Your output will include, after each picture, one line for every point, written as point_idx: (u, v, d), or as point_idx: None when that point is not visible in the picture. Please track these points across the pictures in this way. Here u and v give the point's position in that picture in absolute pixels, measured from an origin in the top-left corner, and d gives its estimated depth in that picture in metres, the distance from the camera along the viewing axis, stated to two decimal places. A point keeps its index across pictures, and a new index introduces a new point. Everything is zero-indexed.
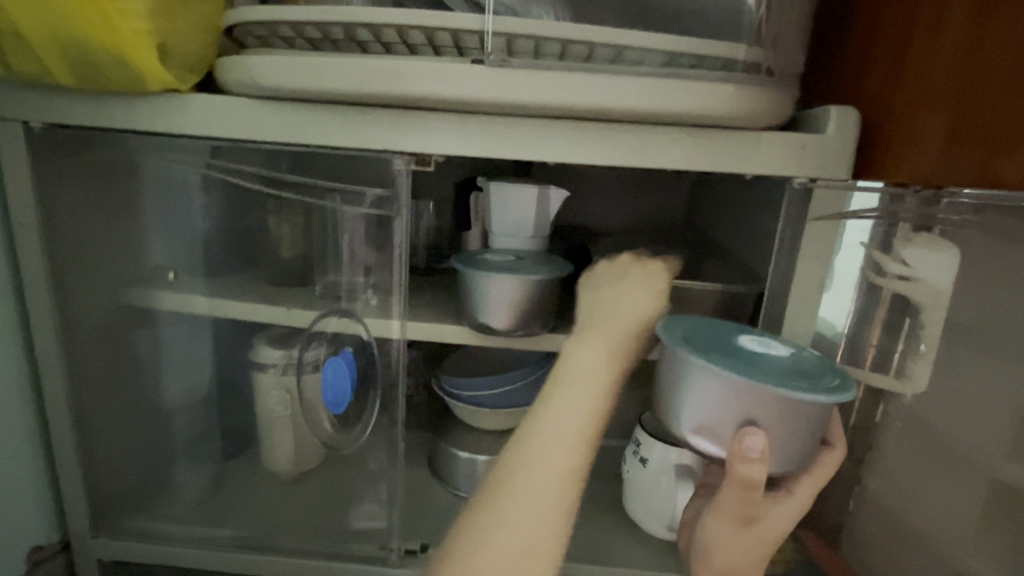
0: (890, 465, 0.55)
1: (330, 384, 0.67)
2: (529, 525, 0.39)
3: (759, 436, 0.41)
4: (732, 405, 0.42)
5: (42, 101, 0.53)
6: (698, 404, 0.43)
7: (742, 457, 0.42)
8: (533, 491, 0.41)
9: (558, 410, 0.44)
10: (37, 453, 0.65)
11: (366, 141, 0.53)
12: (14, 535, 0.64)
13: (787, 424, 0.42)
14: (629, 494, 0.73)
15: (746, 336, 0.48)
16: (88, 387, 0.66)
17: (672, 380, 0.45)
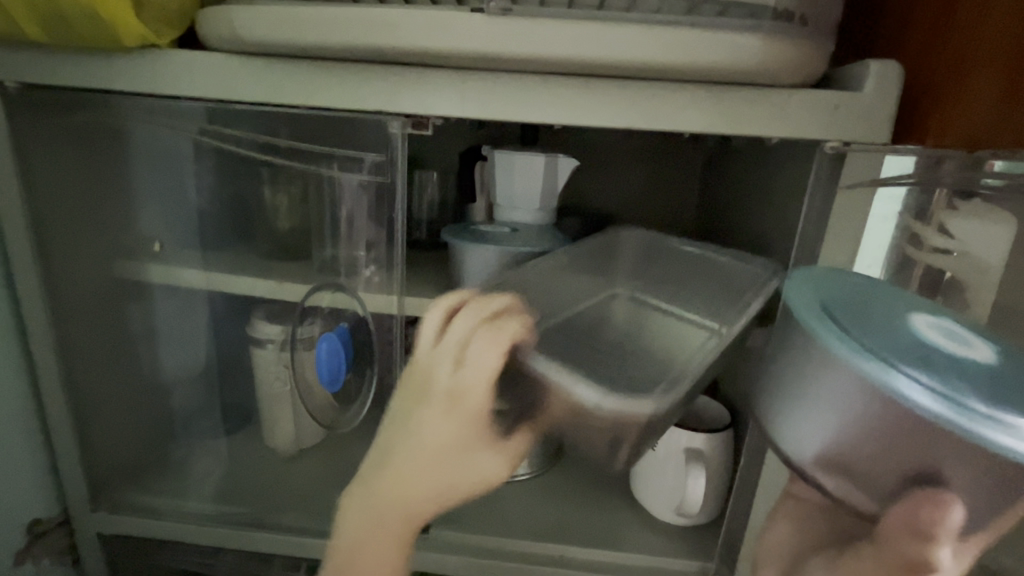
0: None
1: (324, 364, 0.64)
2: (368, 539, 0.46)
3: (952, 510, 0.28)
4: (898, 446, 0.29)
5: (14, 60, 0.50)
6: (838, 431, 0.31)
7: (921, 536, 0.29)
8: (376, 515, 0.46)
9: (412, 434, 0.46)
10: (32, 426, 0.64)
11: (358, 101, 0.49)
12: (13, 507, 0.64)
13: (996, 486, 0.28)
14: (635, 477, 0.71)
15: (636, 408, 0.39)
16: (80, 361, 0.64)
17: (806, 385, 0.33)
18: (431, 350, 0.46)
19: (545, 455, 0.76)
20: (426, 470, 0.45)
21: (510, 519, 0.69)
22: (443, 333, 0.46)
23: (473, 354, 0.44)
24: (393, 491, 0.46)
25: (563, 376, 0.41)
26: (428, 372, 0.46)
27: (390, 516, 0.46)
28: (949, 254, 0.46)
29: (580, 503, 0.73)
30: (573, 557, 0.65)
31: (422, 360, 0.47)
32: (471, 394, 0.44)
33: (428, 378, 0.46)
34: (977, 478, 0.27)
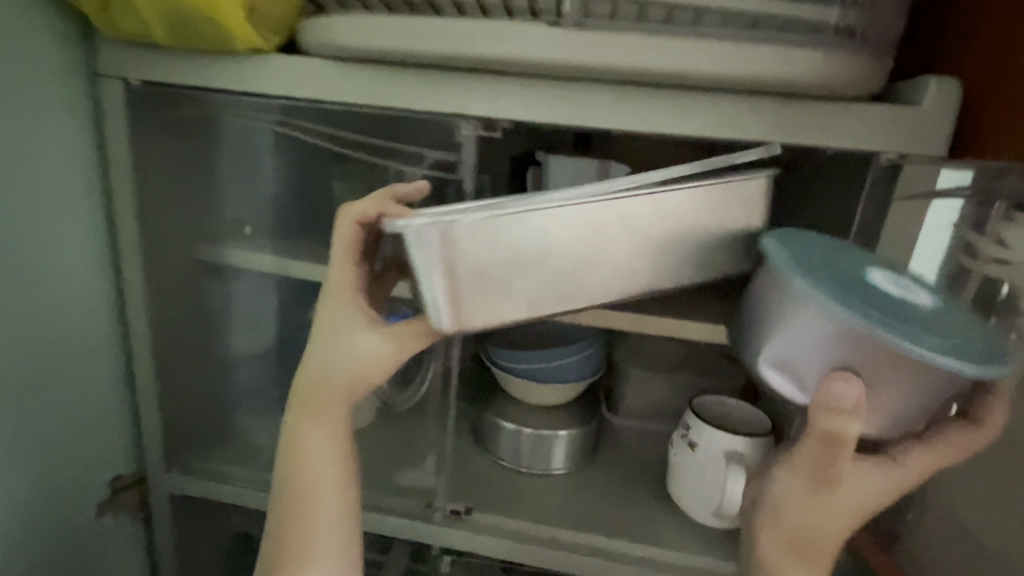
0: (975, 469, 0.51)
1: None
2: (309, 519, 0.49)
3: (851, 385, 0.38)
4: (830, 348, 0.39)
5: (140, 60, 0.57)
6: (789, 338, 0.41)
7: (829, 407, 0.39)
8: (315, 496, 0.49)
9: (310, 431, 0.49)
10: (119, 390, 0.71)
11: (437, 104, 0.54)
12: (100, 462, 0.70)
13: (900, 380, 0.39)
14: (672, 477, 0.72)
15: (472, 316, 0.39)
16: (167, 332, 0.71)
17: (770, 302, 0.42)
18: (309, 372, 0.49)
19: (582, 451, 0.79)
20: (332, 472, 0.50)
21: (547, 508, 0.71)
22: (331, 301, 0.49)
23: (343, 347, 0.48)
24: (296, 489, 0.49)
25: (427, 259, 0.38)
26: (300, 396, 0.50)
27: (301, 517, 0.49)
28: (1007, 265, 0.46)
29: (617, 499, 0.74)
30: (608, 549, 0.67)
31: (302, 383, 0.50)
32: (330, 389, 0.49)
33: (315, 383, 0.49)
34: (882, 371, 0.39)
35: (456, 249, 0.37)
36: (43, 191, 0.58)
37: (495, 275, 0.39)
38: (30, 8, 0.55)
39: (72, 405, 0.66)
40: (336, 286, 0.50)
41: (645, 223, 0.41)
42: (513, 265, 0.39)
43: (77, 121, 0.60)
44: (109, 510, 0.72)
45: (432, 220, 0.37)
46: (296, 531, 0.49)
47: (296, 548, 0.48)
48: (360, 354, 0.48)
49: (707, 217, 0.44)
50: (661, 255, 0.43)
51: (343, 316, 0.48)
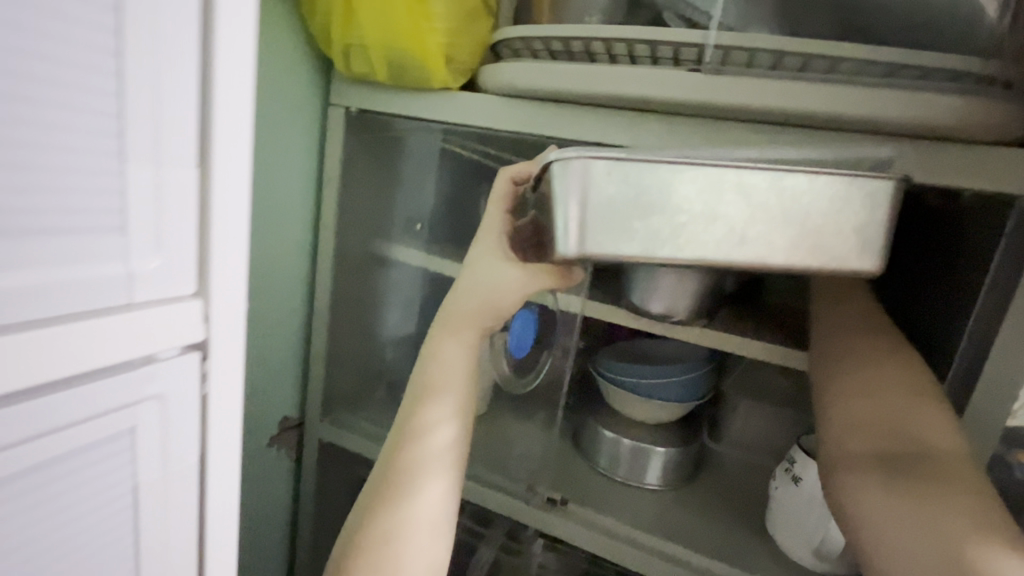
0: None
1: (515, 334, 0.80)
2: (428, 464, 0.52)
3: None
4: None
5: (362, 94, 0.75)
6: None
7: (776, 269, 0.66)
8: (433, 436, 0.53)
9: (446, 377, 0.55)
10: (298, 348, 0.89)
11: (584, 134, 0.64)
12: (277, 403, 0.88)
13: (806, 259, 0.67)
14: (772, 512, 0.72)
15: (597, 247, 0.37)
16: (339, 306, 0.88)
17: None
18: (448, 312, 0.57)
19: (678, 472, 0.81)
20: (450, 411, 0.54)
21: (638, 515, 0.75)
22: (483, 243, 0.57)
23: (479, 282, 0.55)
24: (412, 425, 0.53)
25: (564, 188, 0.37)
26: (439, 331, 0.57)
27: (411, 440, 0.53)
28: None
29: (710, 521, 0.76)
30: (697, 565, 0.69)
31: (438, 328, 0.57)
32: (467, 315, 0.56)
33: (455, 320, 0.56)
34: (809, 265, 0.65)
35: (589, 183, 0.37)
36: (280, 186, 0.79)
37: (619, 215, 0.37)
38: (295, 57, 0.76)
39: (266, 353, 0.84)
40: (488, 228, 0.58)
41: (785, 199, 0.37)
42: (639, 209, 0.37)
43: (307, 137, 0.80)
44: (276, 443, 0.90)
45: (576, 152, 0.37)
46: (413, 458, 0.52)
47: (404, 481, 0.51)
48: (497, 285, 0.55)
49: (856, 211, 0.38)
50: (803, 239, 0.37)
51: (488, 255, 0.56)
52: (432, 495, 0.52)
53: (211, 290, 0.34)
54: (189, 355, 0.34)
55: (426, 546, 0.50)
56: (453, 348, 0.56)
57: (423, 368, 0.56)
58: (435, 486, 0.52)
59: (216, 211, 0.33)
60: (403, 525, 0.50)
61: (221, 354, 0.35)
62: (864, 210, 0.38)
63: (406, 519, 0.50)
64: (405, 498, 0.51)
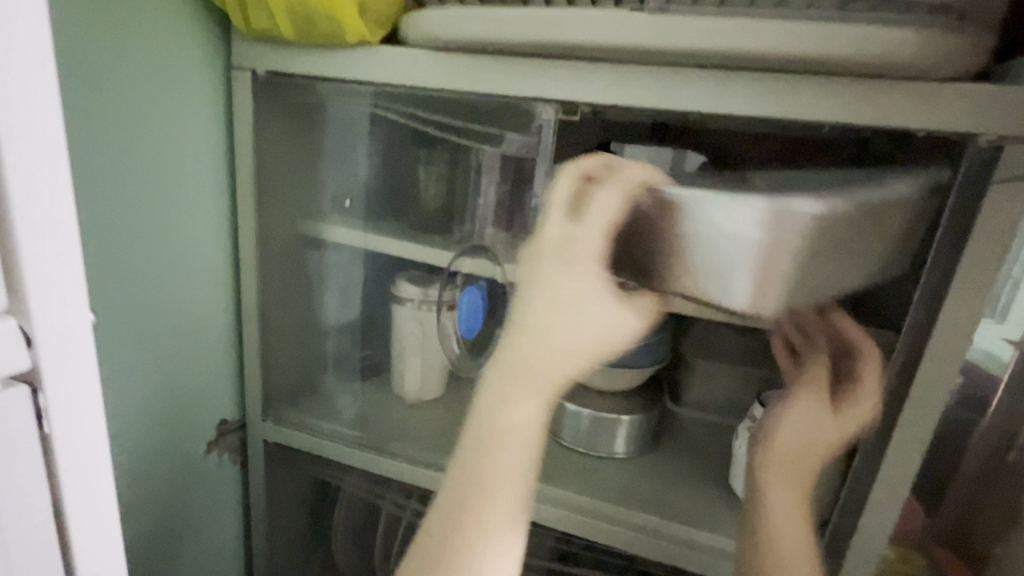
0: None
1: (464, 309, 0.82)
2: (484, 497, 0.47)
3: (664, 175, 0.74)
4: None
5: (267, 53, 0.66)
6: None
7: None
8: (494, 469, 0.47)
9: (523, 417, 0.47)
10: (229, 344, 0.81)
11: (521, 89, 0.58)
12: (212, 407, 0.81)
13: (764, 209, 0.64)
14: (737, 470, 0.71)
15: (767, 295, 0.41)
16: (271, 297, 0.80)
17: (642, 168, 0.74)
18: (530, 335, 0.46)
19: (642, 438, 0.80)
20: (526, 450, 0.48)
21: (604, 486, 0.73)
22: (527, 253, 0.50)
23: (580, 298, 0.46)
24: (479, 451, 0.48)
25: (698, 233, 0.42)
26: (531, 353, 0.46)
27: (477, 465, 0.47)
28: None
29: (676, 485, 0.75)
30: (665, 532, 0.68)
31: (515, 347, 0.47)
32: (536, 367, 0.47)
33: (551, 344, 0.46)
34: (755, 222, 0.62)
35: (705, 219, 0.41)
36: (184, 167, 0.69)
37: (727, 256, 0.41)
38: (183, 13, 0.65)
39: (191, 354, 0.76)
40: (545, 245, 0.47)
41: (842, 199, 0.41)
42: (776, 253, 0.40)
43: (210, 108, 0.70)
44: (215, 450, 0.83)
45: (691, 194, 0.43)
46: (485, 488, 0.47)
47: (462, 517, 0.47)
48: (592, 300, 0.46)
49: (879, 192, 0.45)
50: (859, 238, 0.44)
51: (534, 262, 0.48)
52: (497, 524, 0.47)
53: (28, 305, 0.27)
54: (15, 387, 0.28)
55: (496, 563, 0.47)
56: (523, 398, 0.47)
57: (477, 400, 0.49)
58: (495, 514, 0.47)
59: (25, 206, 0.26)
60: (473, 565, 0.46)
61: (56, 380, 0.29)
62: (894, 197, 0.45)
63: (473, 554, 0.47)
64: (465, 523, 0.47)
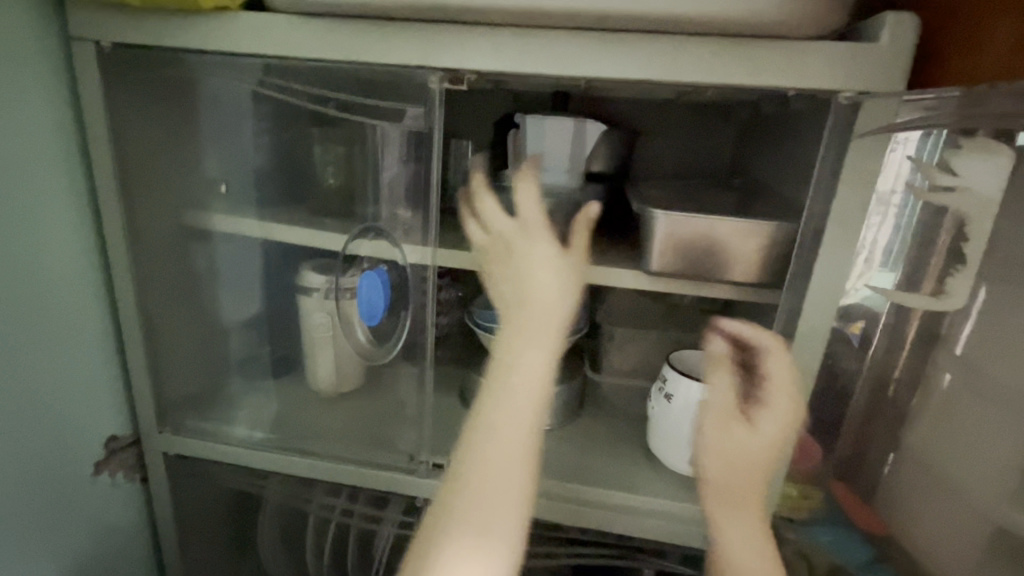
0: (915, 467, 0.58)
1: (365, 296, 0.77)
2: (488, 468, 0.52)
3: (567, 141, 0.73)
4: (560, 132, 0.73)
5: (114, 22, 0.58)
6: (545, 138, 0.74)
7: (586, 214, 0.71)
8: (501, 439, 0.53)
9: (516, 381, 0.55)
10: (112, 353, 0.74)
11: (403, 57, 0.54)
12: (98, 422, 0.73)
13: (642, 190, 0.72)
14: (651, 430, 0.74)
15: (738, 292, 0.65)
16: (153, 298, 0.73)
17: (542, 136, 0.74)
18: (504, 375, 0.56)
19: (564, 409, 0.81)
20: (534, 417, 0.54)
21: None
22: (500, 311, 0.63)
23: (534, 337, 0.57)
24: (475, 469, 0.52)
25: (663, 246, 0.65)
26: (507, 383, 0.55)
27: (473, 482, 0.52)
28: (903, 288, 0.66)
29: (597, 451, 0.77)
30: (587, 498, 0.70)
31: (493, 383, 0.56)
32: (524, 338, 0.57)
33: (529, 363, 0.56)
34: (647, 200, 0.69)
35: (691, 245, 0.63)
36: (28, 155, 0.60)
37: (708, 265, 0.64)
38: None
39: (63, 367, 0.68)
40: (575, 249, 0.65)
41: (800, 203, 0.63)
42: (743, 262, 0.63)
43: (52, 87, 0.61)
44: (106, 470, 0.75)
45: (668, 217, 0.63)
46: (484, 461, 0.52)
47: (468, 491, 0.52)
48: (541, 338, 0.57)
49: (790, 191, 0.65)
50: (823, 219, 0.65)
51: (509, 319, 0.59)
52: (489, 495, 0.51)
53: None
54: None
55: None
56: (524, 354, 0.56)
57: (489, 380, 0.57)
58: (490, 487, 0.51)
59: None
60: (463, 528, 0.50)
61: None
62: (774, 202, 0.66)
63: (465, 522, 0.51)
64: (462, 534, 0.50)
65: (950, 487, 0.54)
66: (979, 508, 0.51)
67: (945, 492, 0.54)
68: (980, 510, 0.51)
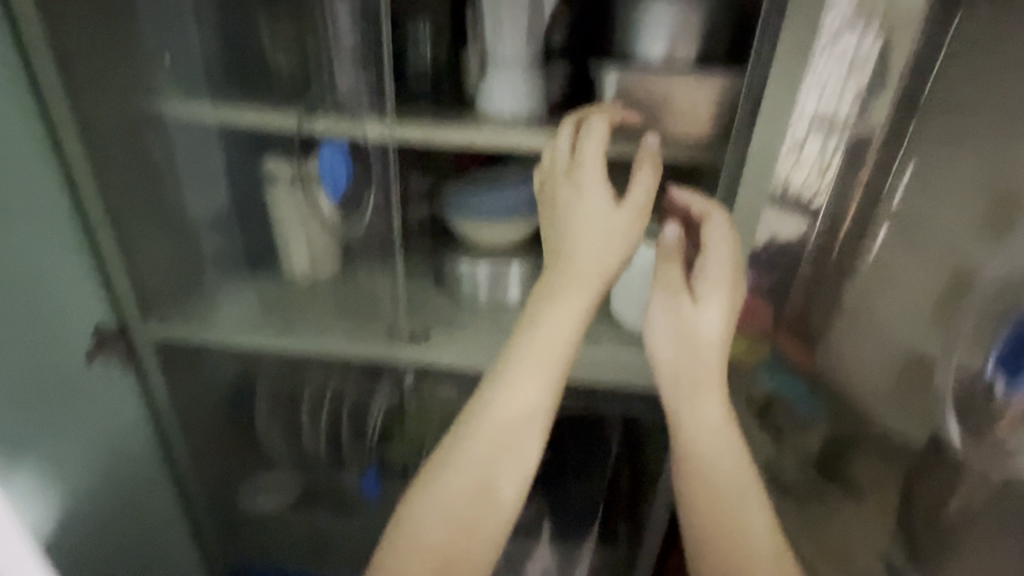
0: (861, 319, 0.60)
1: (327, 166, 0.76)
2: (556, 316, 0.59)
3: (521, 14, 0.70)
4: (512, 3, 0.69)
5: None
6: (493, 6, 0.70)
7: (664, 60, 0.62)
8: (573, 278, 0.60)
9: (585, 258, 0.60)
10: (82, 248, 0.73)
11: None
12: (84, 316, 0.74)
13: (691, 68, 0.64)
14: (613, 294, 0.79)
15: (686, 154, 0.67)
16: (115, 189, 0.73)
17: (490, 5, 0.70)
18: (535, 325, 0.59)
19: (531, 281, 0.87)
20: (586, 289, 0.60)
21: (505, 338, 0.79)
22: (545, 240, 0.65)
23: (580, 271, 0.60)
24: (518, 357, 0.59)
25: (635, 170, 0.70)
26: (552, 320, 0.59)
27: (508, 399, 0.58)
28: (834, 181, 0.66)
29: None
30: None
31: (516, 343, 0.60)
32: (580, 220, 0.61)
33: (588, 227, 0.60)
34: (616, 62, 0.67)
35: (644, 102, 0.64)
36: None
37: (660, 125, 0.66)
38: None
39: (43, 263, 0.67)
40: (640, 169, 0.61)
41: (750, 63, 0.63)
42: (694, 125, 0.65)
43: None
44: (98, 359, 0.76)
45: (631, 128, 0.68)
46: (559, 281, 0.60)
47: (535, 351, 0.59)
48: (587, 269, 0.60)
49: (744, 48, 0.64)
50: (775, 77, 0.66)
51: (551, 268, 0.61)
52: (557, 323, 0.59)
53: None
54: None
55: (523, 425, 0.59)
56: (585, 230, 0.60)
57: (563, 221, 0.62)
58: (562, 311, 0.59)
59: None
60: (532, 364, 0.58)
61: None
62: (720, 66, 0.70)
63: (534, 361, 0.58)
64: (513, 394, 0.58)
65: (891, 327, 0.56)
66: (907, 340, 0.54)
67: (888, 329, 0.56)
68: (914, 346, 0.53)
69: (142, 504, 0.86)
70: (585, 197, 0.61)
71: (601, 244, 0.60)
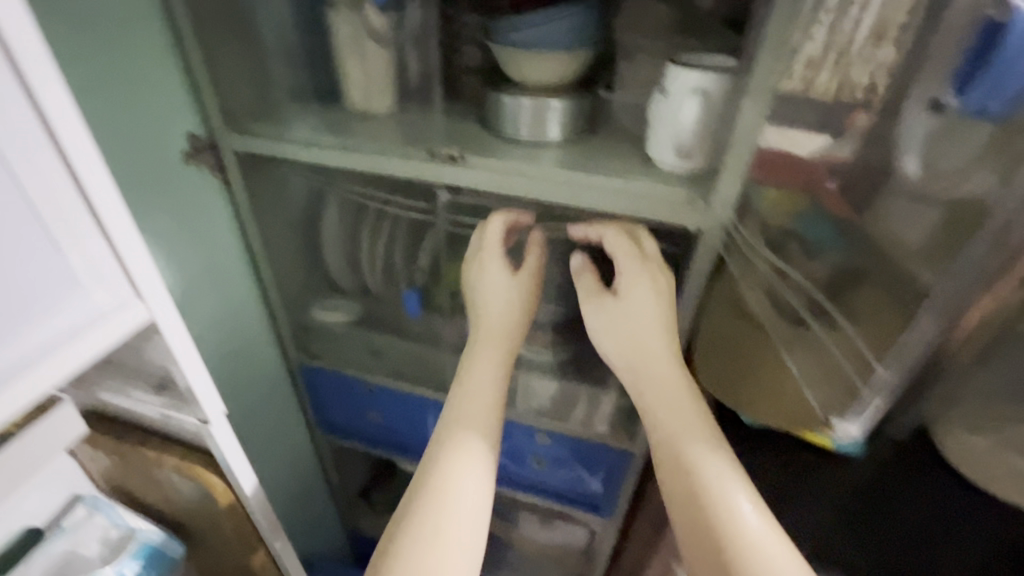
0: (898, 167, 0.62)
1: None
2: (483, 380, 0.77)
3: None
4: None
5: None
6: None
7: None
8: (481, 365, 0.79)
9: (489, 321, 0.83)
10: (175, 59, 0.81)
11: None
12: (179, 122, 0.84)
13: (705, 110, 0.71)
14: (649, 135, 0.78)
15: None
16: (200, 1, 0.80)
17: None
18: (461, 386, 0.76)
19: (575, 122, 0.88)
20: (505, 346, 0.81)
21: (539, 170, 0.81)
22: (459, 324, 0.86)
23: (493, 326, 0.82)
24: (457, 406, 0.74)
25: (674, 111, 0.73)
26: (470, 368, 0.78)
27: (462, 429, 0.72)
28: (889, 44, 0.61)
29: (598, 156, 0.85)
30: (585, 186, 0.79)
31: (456, 403, 0.75)
32: (500, 319, 0.83)
33: (488, 313, 0.84)
34: None
35: None
36: None
37: None
38: None
39: (143, 63, 0.77)
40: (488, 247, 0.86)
41: None
42: None
43: None
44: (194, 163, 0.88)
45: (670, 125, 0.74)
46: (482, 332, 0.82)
47: (477, 396, 0.75)
48: (494, 319, 0.83)
49: None
50: None
51: (471, 352, 0.80)
52: (484, 368, 0.78)
53: None
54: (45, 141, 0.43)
55: (473, 475, 0.68)
56: (492, 292, 0.85)
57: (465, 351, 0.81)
58: (485, 362, 0.78)
59: None
60: (481, 412, 0.74)
61: None
62: None
63: (483, 410, 0.74)
64: (457, 434, 0.72)
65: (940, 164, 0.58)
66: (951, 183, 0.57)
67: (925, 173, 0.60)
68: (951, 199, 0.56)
69: (229, 304, 1.01)
70: (487, 298, 0.85)
71: (502, 307, 0.84)
